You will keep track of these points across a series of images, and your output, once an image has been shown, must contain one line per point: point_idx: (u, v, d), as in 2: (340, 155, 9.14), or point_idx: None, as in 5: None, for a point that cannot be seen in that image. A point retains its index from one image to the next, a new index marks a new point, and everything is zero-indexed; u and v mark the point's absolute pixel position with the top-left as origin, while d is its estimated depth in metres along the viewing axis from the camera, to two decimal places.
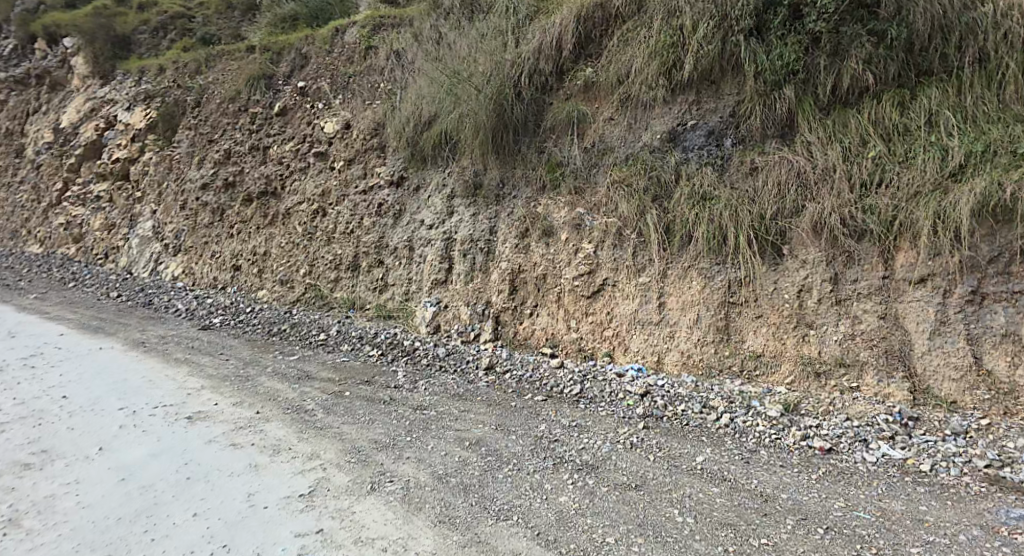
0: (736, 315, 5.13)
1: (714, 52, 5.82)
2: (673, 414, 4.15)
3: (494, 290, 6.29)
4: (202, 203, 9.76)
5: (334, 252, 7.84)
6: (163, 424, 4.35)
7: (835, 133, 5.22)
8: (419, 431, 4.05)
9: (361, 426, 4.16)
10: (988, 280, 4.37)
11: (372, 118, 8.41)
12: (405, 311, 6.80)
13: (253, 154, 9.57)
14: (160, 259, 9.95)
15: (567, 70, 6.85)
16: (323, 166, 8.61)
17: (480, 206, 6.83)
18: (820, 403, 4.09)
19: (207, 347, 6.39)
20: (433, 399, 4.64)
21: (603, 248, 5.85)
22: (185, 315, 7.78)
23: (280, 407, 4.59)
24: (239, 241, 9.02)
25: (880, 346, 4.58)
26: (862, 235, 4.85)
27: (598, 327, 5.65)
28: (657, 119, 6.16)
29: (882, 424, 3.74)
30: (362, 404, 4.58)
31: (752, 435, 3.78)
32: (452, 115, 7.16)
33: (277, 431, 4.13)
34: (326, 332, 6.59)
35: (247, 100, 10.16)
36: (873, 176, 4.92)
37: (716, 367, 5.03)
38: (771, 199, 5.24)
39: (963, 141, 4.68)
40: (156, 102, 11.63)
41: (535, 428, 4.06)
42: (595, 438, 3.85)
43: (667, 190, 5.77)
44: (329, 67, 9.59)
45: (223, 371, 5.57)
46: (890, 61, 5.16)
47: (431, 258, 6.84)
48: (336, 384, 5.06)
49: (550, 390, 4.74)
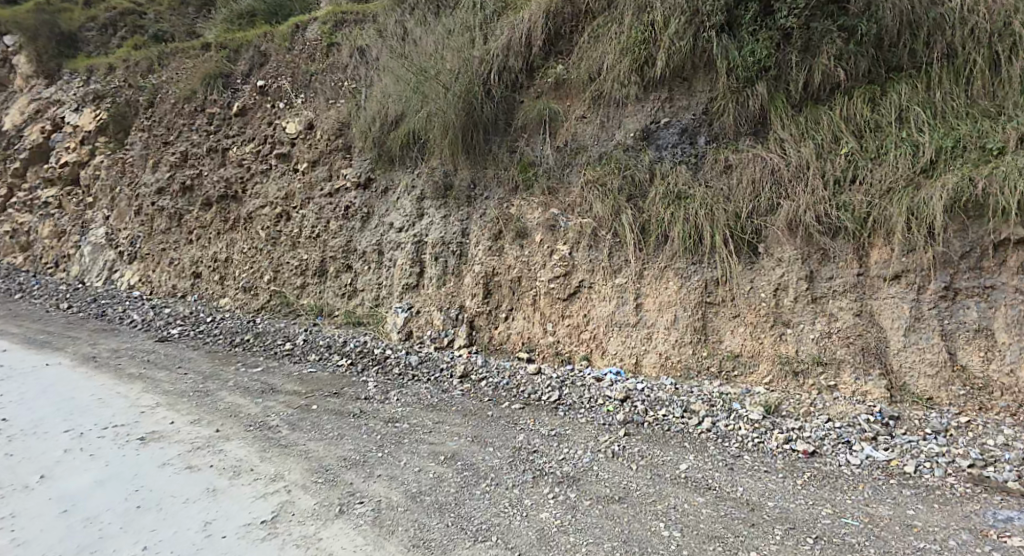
0: (713, 315, 5.06)
1: (686, 48, 5.74)
2: (654, 419, 4.04)
3: (467, 294, 6.10)
4: (158, 208, 9.31)
5: (300, 257, 7.55)
6: (112, 447, 4.04)
7: (808, 130, 5.20)
8: (391, 446, 3.84)
9: (329, 442, 3.93)
10: (960, 275, 4.38)
11: (336, 118, 8.12)
12: (375, 318, 6.56)
13: (211, 156, 9.16)
14: (114, 268, 9.47)
15: (538, 68, 6.71)
16: (286, 168, 8.28)
17: (451, 207, 6.63)
18: (801, 404, 4.02)
19: (163, 360, 6.05)
20: (406, 411, 4.43)
21: (578, 249, 5.72)
22: (141, 327, 7.38)
23: (242, 424, 4.31)
24: (199, 248, 8.63)
25: (856, 344, 4.55)
26: (837, 232, 4.82)
27: (574, 330, 5.52)
28: (630, 116, 6.07)
29: (864, 425, 3.69)
30: (331, 419, 4.34)
31: (735, 440, 3.69)
32: (420, 114, 6.95)
33: (238, 450, 3.87)
34: (293, 341, 6.31)
35: (204, 99, 9.74)
36: (846, 173, 4.90)
37: (694, 369, 4.95)
38: (745, 197, 5.18)
39: (934, 137, 4.69)
40: (106, 102, 11.08)
41: (513, 438, 3.89)
42: (576, 448, 3.71)
43: (641, 189, 5.67)
44: (290, 66, 9.25)
45: (180, 387, 5.24)
46: (860, 57, 5.16)
47: (401, 262, 6.62)
48: (303, 398, 4.80)
49: (527, 398, 4.58)
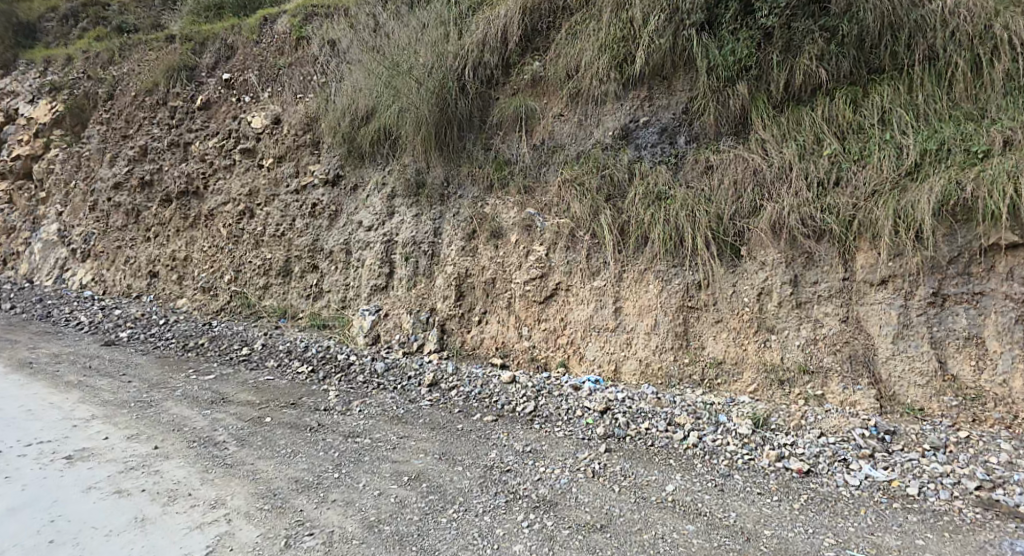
0: (695, 320, 4.82)
1: (665, 45, 5.48)
2: (637, 433, 3.76)
3: (439, 296, 5.76)
4: (114, 204, 8.75)
5: (262, 256, 7.12)
6: (32, 468, 3.59)
7: (790, 131, 4.95)
8: (350, 466, 3.47)
9: (280, 461, 3.55)
10: (949, 281, 4.18)
11: (303, 113, 7.64)
12: (341, 321, 6.18)
13: (172, 151, 8.61)
14: (66, 266, 8.88)
15: (514, 64, 6.40)
16: (250, 163, 7.80)
17: (422, 206, 6.27)
18: (791, 416, 3.77)
19: (108, 367, 5.56)
20: (368, 424, 4.06)
21: (554, 251, 5.42)
22: (87, 329, 6.85)
23: (185, 439, 3.89)
24: (156, 246, 8.11)
25: (844, 351, 4.35)
26: (821, 235, 4.59)
27: (551, 335, 5.23)
28: (609, 115, 5.78)
29: (859, 440, 3.45)
30: (285, 433, 3.95)
31: (724, 456, 3.44)
32: (391, 109, 6.58)
33: (176, 471, 3.46)
34: (251, 346, 5.88)
35: (166, 92, 9.16)
36: (830, 174, 4.65)
37: (676, 376, 4.70)
38: (727, 198, 4.93)
39: (918, 139, 4.44)
40: (63, 94, 10.42)
41: (485, 456, 3.56)
42: (552, 467, 3.40)
43: (620, 189, 5.38)
44: (257, 58, 8.76)
45: (121, 397, 4.78)
46: (842, 58, 4.94)
47: (369, 262, 6.25)
48: (257, 409, 4.40)
49: (500, 409, 4.25)
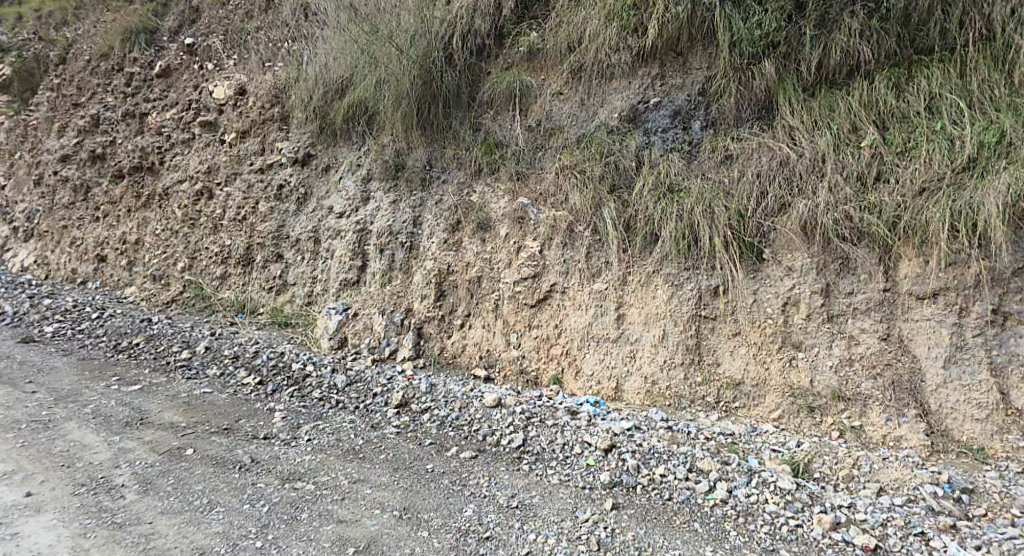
0: (709, 332, 4.07)
1: (683, 15, 4.65)
2: (649, 482, 3.01)
3: (416, 295, 4.95)
4: (61, 178, 7.73)
5: (220, 242, 6.24)
6: None
7: (821, 118, 4.19)
8: (280, 529, 2.69)
9: (188, 520, 2.74)
10: (1011, 296, 3.48)
11: (272, 83, 6.69)
12: (306, 320, 5.37)
13: (127, 122, 7.58)
14: (7, 246, 7.89)
15: (509, 34, 5.54)
16: (211, 138, 6.84)
17: (401, 191, 5.43)
18: (840, 464, 3.13)
19: (16, 371, 4.67)
20: (315, 462, 3.25)
21: (549, 247, 4.62)
22: (11, 321, 5.90)
23: (72, 482, 3.04)
24: (106, 226, 7.17)
25: (885, 375, 3.64)
26: (861, 236, 3.83)
27: (543, 344, 4.47)
28: (615, 94, 4.99)
29: (932, 501, 2.84)
30: (205, 474, 3.13)
31: (763, 519, 2.74)
32: (368, 81, 5.70)
33: (40, 536, 2.62)
34: (192, 349, 5.00)
35: (123, 57, 8.12)
36: (870, 169, 3.91)
37: (686, 398, 3.97)
38: (749, 192, 4.16)
39: (973, 131, 3.73)
40: (9, 56, 9.16)
41: (457, 514, 2.80)
42: (545, 535, 2.66)
43: (626, 178, 4.60)
44: (224, 22, 7.77)
45: (13, 415, 3.89)
46: (884, 35, 4.15)
47: (339, 254, 5.42)
48: (177, 437, 3.55)
49: (480, 442, 3.46)
